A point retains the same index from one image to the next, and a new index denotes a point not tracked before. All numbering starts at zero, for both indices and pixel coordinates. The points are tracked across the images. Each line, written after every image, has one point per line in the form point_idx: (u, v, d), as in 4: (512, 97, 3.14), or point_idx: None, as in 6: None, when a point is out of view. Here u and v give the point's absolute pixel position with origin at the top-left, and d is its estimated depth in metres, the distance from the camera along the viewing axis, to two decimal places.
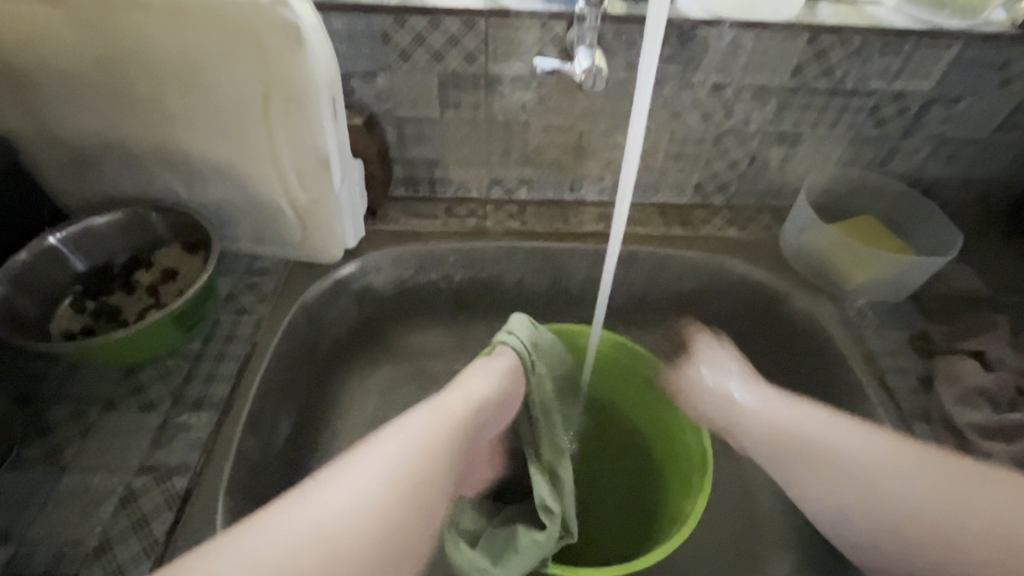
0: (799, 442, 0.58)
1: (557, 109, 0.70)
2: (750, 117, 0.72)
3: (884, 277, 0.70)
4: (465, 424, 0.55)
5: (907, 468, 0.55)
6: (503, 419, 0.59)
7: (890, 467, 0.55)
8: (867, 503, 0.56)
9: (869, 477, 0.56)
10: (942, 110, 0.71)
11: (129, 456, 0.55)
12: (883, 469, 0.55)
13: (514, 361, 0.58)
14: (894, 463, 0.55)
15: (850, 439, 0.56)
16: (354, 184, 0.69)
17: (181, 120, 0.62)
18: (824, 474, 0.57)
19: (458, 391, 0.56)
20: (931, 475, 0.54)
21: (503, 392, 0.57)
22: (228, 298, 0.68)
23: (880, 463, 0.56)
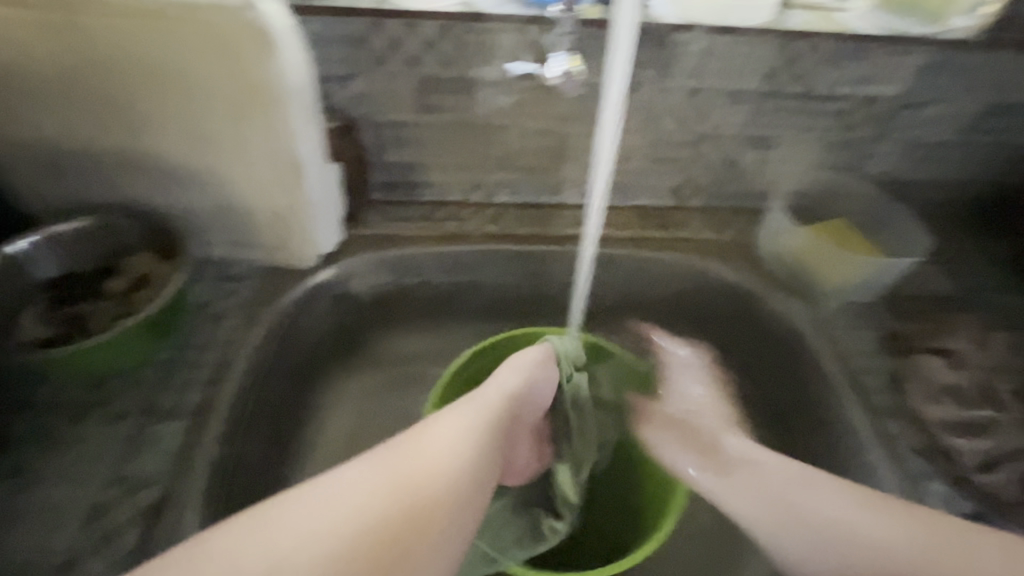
0: (746, 486, 0.56)
1: (535, 114, 0.70)
2: (725, 121, 0.73)
3: (856, 278, 0.72)
4: (506, 412, 0.57)
5: (866, 520, 0.51)
6: (539, 405, 0.63)
7: (846, 514, 0.52)
8: (827, 557, 0.52)
9: (826, 527, 0.52)
10: (911, 114, 0.72)
11: (100, 468, 0.54)
12: (843, 517, 0.52)
13: (548, 349, 0.64)
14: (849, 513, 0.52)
15: (799, 479, 0.54)
16: (331, 188, 0.68)
17: (152, 126, 0.61)
18: (777, 522, 0.54)
19: (493, 383, 0.58)
20: (890, 527, 0.51)
21: (538, 379, 0.62)
22: (203, 305, 0.67)
23: (836, 511, 0.52)
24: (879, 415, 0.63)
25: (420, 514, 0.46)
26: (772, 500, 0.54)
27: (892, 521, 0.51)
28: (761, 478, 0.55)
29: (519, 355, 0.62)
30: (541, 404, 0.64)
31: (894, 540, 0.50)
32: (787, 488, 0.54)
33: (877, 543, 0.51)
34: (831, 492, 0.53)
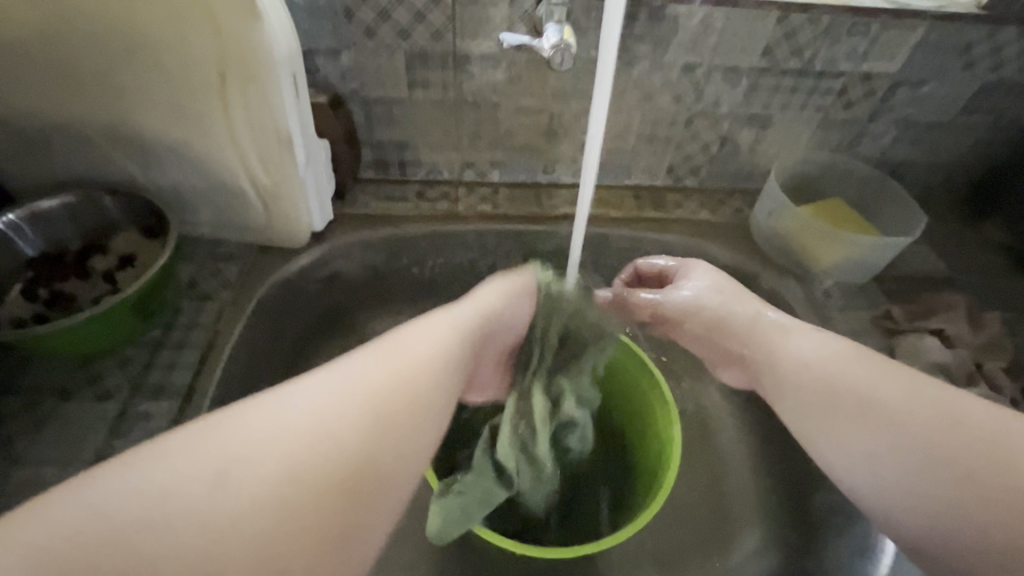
0: (799, 371, 0.55)
1: (528, 90, 0.69)
2: (721, 98, 0.71)
3: (850, 258, 0.71)
4: (475, 329, 0.54)
5: (919, 391, 0.50)
6: (517, 333, 0.59)
7: (899, 388, 0.51)
8: (888, 435, 0.49)
9: (877, 402, 0.51)
10: (909, 92, 0.71)
11: (85, 446, 0.53)
12: (895, 391, 0.51)
13: (530, 281, 0.59)
14: (898, 388, 0.51)
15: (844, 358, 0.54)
16: (321, 165, 0.67)
17: (134, 100, 0.59)
18: (833, 404, 0.53)
19: (472, 301, 0.55)
20: (943, 396, 0.50)
21: (518, 305, 0.58)
22: (190, 284, 0.66)
23: (888, 387, 0.51)
24: None
25: (383, 434, 0.43)
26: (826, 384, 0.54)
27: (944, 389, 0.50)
28: (807, 364, 0.55)
29: (503, 278, 0.59)
30: (519, 331, 0.60)
31: (952, 407, 0.49)
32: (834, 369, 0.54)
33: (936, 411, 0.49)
34: (877, 366, 0.53)
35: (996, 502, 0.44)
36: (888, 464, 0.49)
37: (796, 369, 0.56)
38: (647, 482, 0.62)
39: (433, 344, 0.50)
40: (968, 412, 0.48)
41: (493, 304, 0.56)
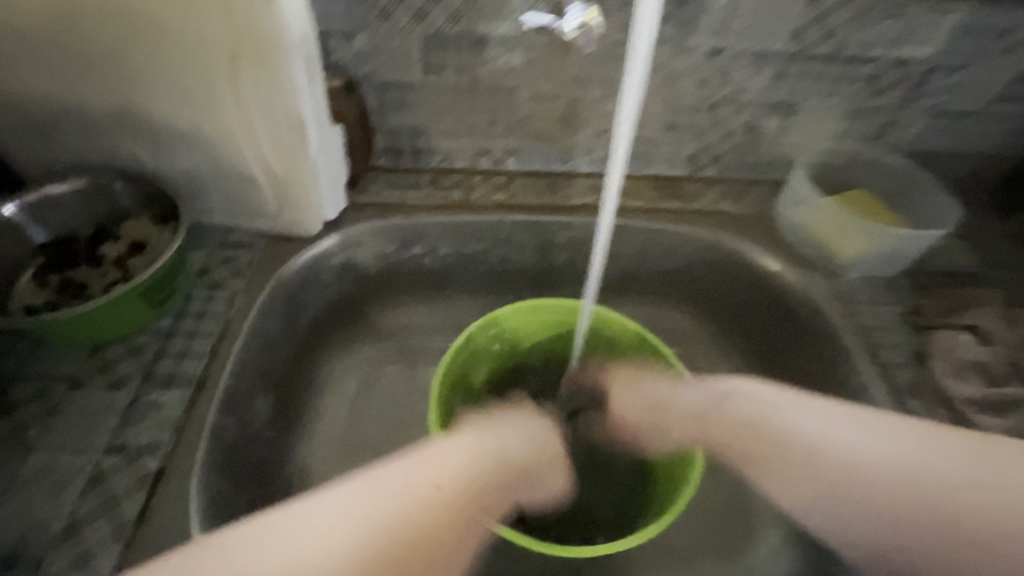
0: (757, 438, 0.54)
1: (547, 75, 0.67)
2: (746, 84, 0.69)
3: (878, 252, 0.69)
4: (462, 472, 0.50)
5: (880, 442, 0.50)
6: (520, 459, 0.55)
7: (861, 443, 0.51)
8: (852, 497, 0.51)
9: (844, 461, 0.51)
10: (943, 79, 0.68)
11: (97, 435, 0.52)
12: (859, 444, 0.51)
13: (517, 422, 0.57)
14: (861, 437, 0.51)
15: (803, 423, 0.52)
16: (333, 152, 0.65)
17: (143, 83, 0.58)
18: (801, 474, 0.52)
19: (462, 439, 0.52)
20: (900, 443, 0.50)
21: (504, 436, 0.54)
22: (202, 272, 0.65)
23: (850, 446, 0.51)
24: (900, 390, 0.61)
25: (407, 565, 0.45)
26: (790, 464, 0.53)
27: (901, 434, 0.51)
28: (760, 429, 0.54)
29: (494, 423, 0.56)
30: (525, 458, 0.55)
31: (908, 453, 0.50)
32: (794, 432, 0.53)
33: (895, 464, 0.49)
34: (827, 416, 0.52)
35: (960, 545, 0.47)
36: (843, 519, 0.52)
37: (753, 435, 0.54)
38: (673, 478, 0.60)
39: (447, 473, 0.49)
40: (921, 458, 0.49)
41: (524, 429, 0.57)
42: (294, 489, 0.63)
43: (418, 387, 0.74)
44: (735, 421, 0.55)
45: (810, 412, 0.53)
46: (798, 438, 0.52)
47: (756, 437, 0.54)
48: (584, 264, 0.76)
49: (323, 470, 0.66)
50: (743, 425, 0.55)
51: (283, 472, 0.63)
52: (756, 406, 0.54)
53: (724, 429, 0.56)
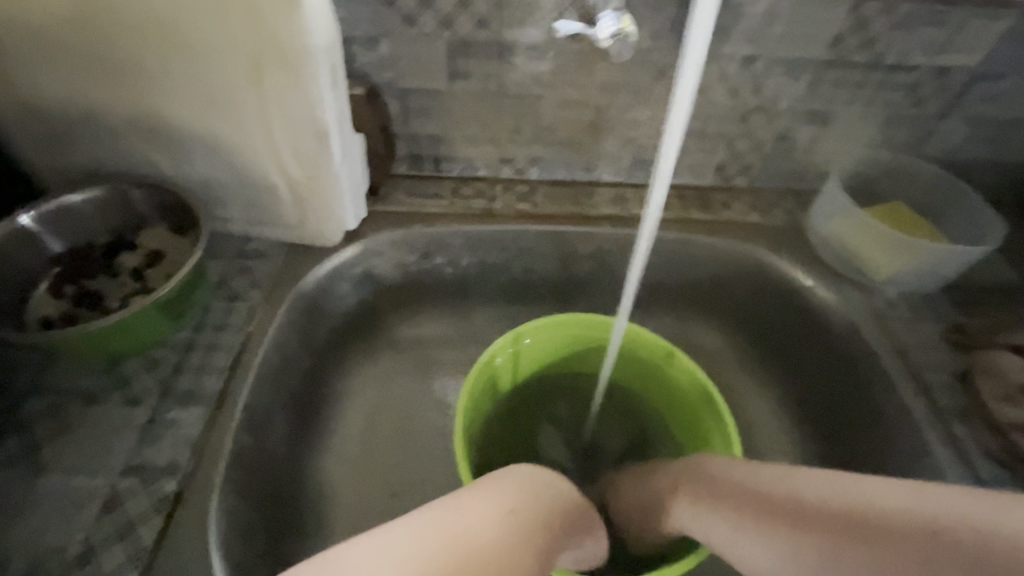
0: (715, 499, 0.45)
1: (574, 82, 0.65)
2: (780, 93, 0.66)
3: (916, 267, 0.66)
4: (507, 525, 0.40)
5: (845, 487, 0.40)
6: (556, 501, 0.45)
7: (822, 491, 0.40)
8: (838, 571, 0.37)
9: (804, 521, 0.39)
10: (986, 88, 0.66)
11: (113, 454, 0.51)
12: (816, 493, 0.40)
13: (522, 473, 0.46)
14: (823, 483, 0.40)
15: (750, 476, 0.44)
16: (355, 160, 0.64)
17: (165, 89, 0.56)
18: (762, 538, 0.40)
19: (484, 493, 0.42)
20: (872, 488, 0.39)
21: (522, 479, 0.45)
22: (220, 284, 0.64)
23: (807, 496, 0.40)
24: (943, 413, 0.59)
25: None
26: (746, 533, 0.41)
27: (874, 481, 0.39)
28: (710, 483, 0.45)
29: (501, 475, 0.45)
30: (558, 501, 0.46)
31: (888, 497, 0.38)
32: (742, 491, 0.43)
33: (867, 512, 0.37)
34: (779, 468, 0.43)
35: None
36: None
37: (708, 502, 0.45)
38: None
39: (495, 531, 0.39)
40: (902, 502, 0.37)
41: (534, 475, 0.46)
42: (312, 507, 0.61)
43: (438, 401, 0.72)
44: (692, 486, 0.47)
45: (763, 467, 0.44)
46: (749, 495, 0.42)
47: (713, 504, 0.44)
48: (609, 275, 0.74)
49: (340, 487, 0.64)
50: (702, 490, 0.46)
51: (301, 490, 0.61)
52: (715, 468, 0.47)
53: (688, 496, 0.47)
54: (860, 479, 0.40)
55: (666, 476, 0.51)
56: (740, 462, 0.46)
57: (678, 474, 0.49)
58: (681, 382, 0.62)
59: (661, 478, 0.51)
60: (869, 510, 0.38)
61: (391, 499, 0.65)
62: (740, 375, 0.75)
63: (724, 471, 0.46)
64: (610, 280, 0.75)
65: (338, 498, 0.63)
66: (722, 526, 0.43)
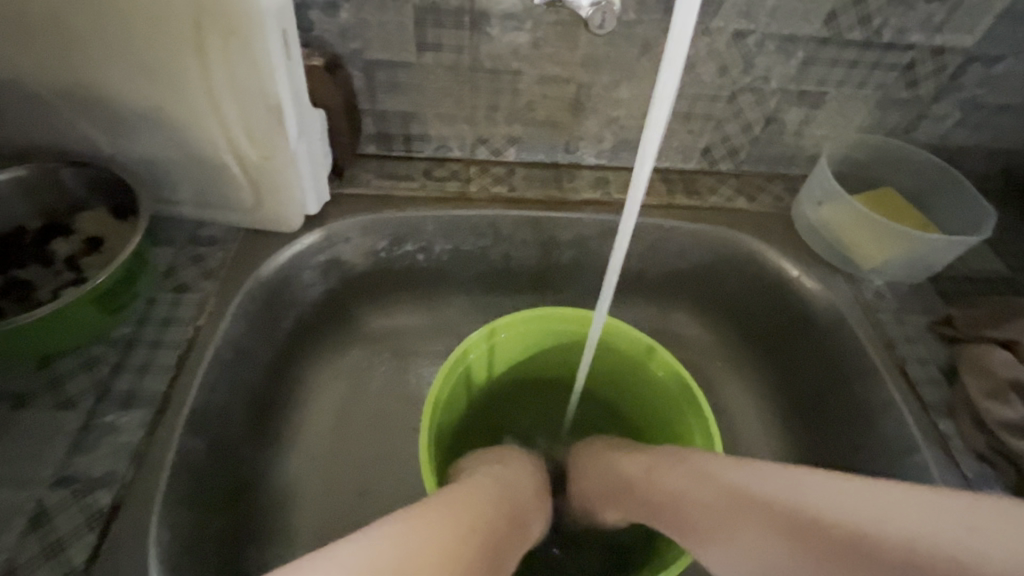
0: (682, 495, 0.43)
1: (554, 56, 0.60)
2: (771, 72, 0.63)
3: (904, 258, 0.64)
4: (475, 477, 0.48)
5: (852, 500, 0.36)
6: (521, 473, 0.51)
7: (822, 503, 0.36)
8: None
9: (801, 537, 0.35)
10: (982, 70, 0.63)
11: (43, 464, 0.46)
12: (815, 505, 0.36)
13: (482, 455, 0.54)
14: (821, 493, 0.37)
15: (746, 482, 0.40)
16: (314, 138, 0.59)
17: (93, 54, 0.50)
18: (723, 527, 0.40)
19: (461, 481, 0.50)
20: (880, 502, 0.35)
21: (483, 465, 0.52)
22: (167, 273, 0.59)
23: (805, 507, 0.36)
24: (929, 409, 0.57)
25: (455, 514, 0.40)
26: (736, 538, 0.39)
27: (879, 491, 0.36)
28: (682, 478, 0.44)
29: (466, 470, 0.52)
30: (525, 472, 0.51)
31: (893, 510, 0.34)
32: (735, 499, 0.40)
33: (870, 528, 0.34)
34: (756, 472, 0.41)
35: None
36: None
37: (696, 508, 0.42)
38: None
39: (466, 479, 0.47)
40: (910, 520, 0.34)
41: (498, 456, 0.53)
42: (272, 511, 0.58)
43: (409, 395, 0.68)
44: (679, 487, 0.44)
45: (757, 471, 0.41)
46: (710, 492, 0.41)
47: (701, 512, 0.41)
48: (590, 264, 0.71)
49: (305, 486, 0.61)
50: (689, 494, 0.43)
51: (261, 493, 0.58)
52: (706, 469, 0.43)
53: (672, 498, 0.44)
54: (865, 488, 0.36)
55: (648, 473, 0.47)
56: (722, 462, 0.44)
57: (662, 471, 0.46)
58: (662, 380, 0.59)
59: (641, 471, 0.48)
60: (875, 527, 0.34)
61: (360, 498, 0.61)
62: (722, 366, 0.73)
63: (715, 473, 0.42)
64: (591, 268, 0.71)
65: (303, 499, 0.60)
66: (710, 531, 0.41)
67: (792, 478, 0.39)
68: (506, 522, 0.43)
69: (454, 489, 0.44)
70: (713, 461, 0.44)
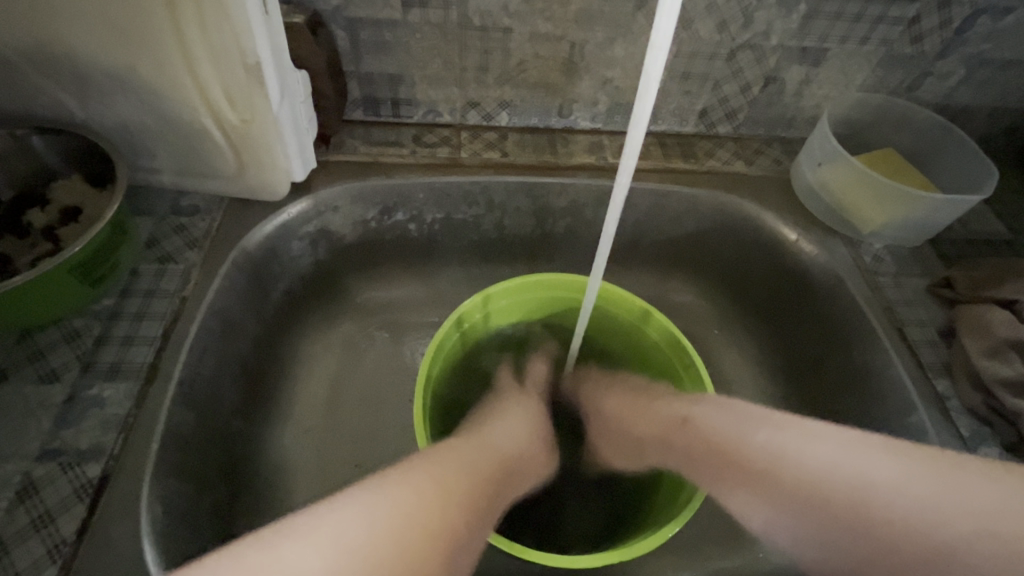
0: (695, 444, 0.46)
1: (546, 12, 0.57)
2: (771, 27, 0.60)
3: (904, 219, 0.63)
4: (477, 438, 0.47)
5: (801, 451, 0.41)
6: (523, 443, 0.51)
7: (796, 452, 0.41)
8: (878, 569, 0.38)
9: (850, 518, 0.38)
10: (989, 24, 0.61)
11: (27, 438, 0.45)
12: (825, 478, 0.40)
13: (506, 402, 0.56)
14: (793, 444, 0.42)
15: (756, 444, 0.43)
16: (298, 101, 0.56)
17: (56, 13, 0.47)
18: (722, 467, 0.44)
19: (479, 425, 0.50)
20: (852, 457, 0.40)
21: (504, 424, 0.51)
22: (149, 244, 0.57)
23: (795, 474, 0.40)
24: (926, 371, 0.57)
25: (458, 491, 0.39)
26: (769, 499, 0.41)
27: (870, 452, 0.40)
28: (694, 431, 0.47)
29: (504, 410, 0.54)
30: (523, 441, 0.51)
31: (860, 467, 0.40)
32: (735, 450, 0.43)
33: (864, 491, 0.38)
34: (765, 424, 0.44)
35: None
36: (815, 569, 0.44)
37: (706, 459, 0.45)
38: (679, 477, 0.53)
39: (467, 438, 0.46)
40: (873, 478, 0.39)
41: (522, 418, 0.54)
42: (268, 485, 0.58)
43: (404, 368, 0.68)
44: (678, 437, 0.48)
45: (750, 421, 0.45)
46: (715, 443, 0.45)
47: (720, 471, 0.44)
48: (584, 232, 0.69)
49: (298, 460, 0.60)
50: (702, 450, 0.45)
51: (256, 466, 0.58)
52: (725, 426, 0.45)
53: (685, 448, 0.47)
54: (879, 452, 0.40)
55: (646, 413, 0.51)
56: (708, 405, 0.47)
57: (670, 426, 0.48)
58: (659, 345, 0.59)
59: (659, 427, 0.49)
60: (828, 485, 0.40)
61: (357, 471, 0.61)
62: (719, 335, 0.73)
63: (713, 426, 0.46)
64: (587, 235, 0.70)
65: (298, 472, 0.60)
66: (721, 473, 0.44)
67: (786, 432, 0.43)
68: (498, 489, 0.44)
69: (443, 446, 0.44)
70: (721, 411, 0.46)
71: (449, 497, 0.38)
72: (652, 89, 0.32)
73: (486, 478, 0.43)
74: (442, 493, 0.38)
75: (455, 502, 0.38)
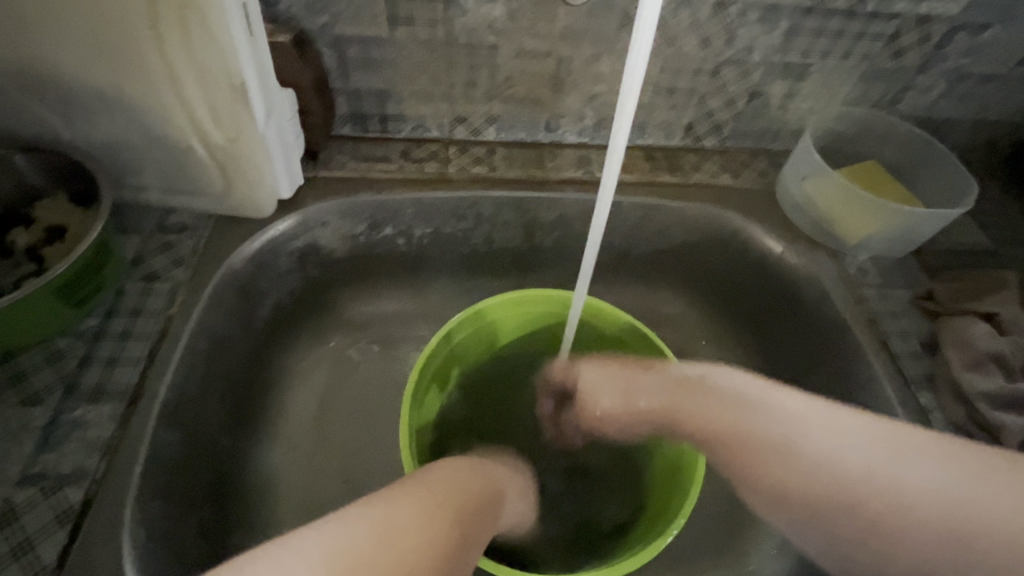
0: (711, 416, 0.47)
1: (532, 29, 0.58)
2: (754, 43, 0.61)
3: (887, 231, 0.64)
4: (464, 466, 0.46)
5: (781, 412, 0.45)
6: (508, 475, 0.51)
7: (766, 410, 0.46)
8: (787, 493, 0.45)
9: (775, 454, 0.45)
10: (968, 39, 0.62)
11: (8, 463, 0.45)
12: (845, 453, 0.42)
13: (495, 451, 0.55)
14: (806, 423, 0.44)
15: (764, 416, 0.45)
16: (285, 119, 0.56)
17: (41, 33, 0.47)
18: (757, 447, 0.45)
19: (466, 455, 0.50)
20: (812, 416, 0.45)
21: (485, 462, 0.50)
22: (134, 263, 0.57)
23: (749, 424, 0.46)
24: (910, 383, 0.57)
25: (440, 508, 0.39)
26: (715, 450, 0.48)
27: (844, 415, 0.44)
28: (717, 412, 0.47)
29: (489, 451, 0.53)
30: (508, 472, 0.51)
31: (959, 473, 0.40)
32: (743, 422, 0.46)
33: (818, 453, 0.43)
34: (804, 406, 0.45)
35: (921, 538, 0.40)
36: (836, 557, 0.46)
37: (715, 436, 0.47)
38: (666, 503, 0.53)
39: (453, 463, 0.46)
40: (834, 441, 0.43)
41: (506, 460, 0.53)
42: (254, 504, 0.57)
43: (393, 382, 0.67)
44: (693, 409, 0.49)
45: (762, 400, 0.46)
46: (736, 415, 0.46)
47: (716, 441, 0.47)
48: (573, 245, 0.70)
49: (286, 478, 0.60)
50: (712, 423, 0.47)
51: (243, 484, 0.57)
52: (718, 394, 0.48)
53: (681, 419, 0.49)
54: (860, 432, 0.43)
55: (631, 392, 0.52)
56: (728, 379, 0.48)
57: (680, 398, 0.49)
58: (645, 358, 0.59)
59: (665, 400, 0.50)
60: (777, 431, 0.45)
61: (345, 489, 0.61)
62: (706, 346, 0.73)
63: (701, 417, 0.48)
64: (576, 249, 0.70)
65: (284, 489, 0.59)
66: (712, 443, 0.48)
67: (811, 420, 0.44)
68: (482, 511, 0.43)
69: (429, 464, 0.44)
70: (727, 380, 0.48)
71: (431, 513, 0.38)
72: (636, 88, 0.34)
73: (470, 500, 0.42)
74: (424, 509, 0.38)
75: (437, 518, 0.38)
